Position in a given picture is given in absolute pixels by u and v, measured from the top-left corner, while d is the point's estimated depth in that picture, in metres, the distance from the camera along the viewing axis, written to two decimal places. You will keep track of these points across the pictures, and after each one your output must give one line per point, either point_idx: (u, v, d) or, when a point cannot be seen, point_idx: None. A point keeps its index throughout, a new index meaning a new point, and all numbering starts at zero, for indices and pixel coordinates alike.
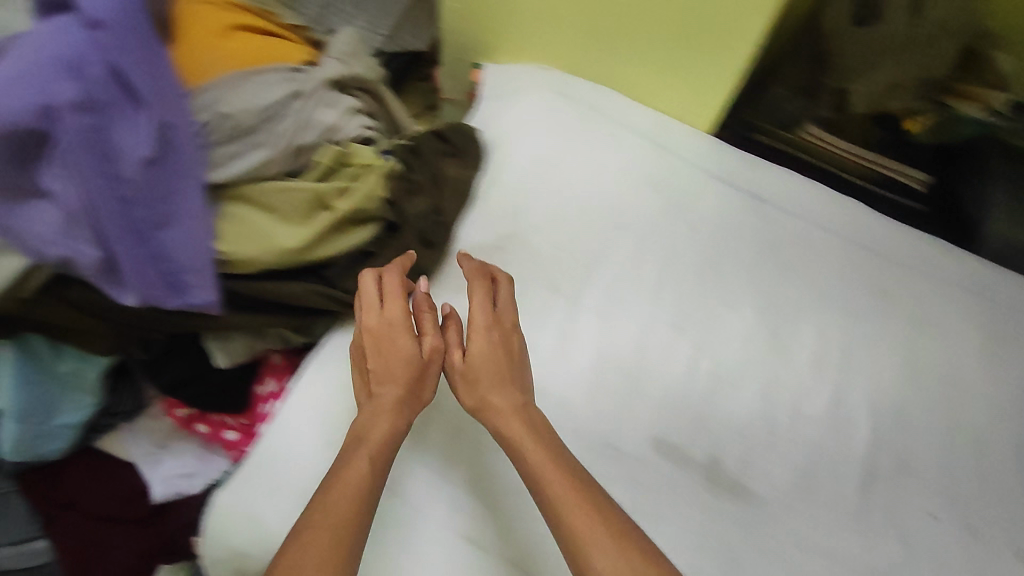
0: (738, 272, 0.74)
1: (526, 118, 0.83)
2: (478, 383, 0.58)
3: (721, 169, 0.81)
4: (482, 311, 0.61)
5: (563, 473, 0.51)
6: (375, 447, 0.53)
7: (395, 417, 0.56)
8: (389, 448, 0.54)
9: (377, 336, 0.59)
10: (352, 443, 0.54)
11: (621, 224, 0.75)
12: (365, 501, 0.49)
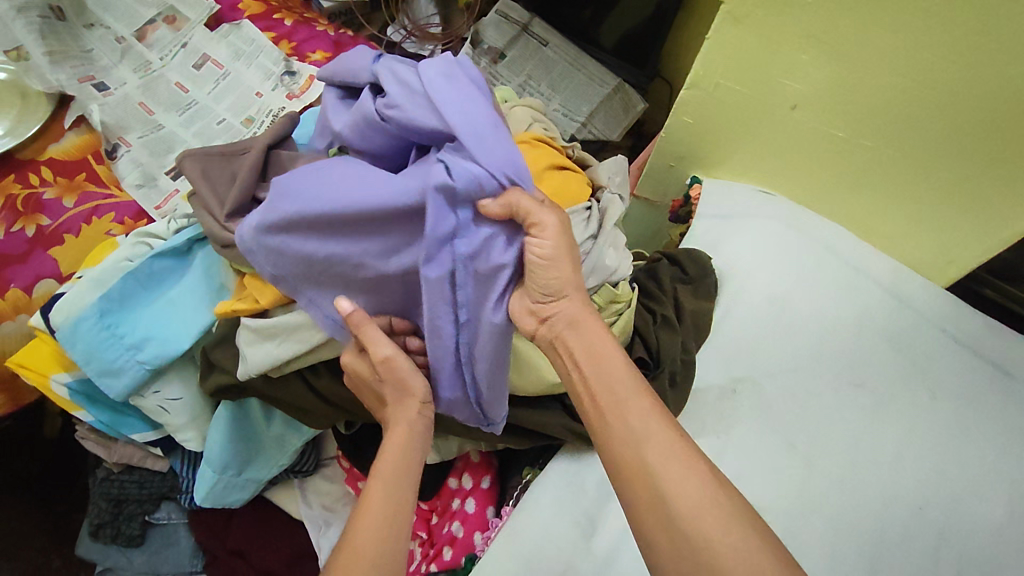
0: (988, 455, 0.69)
1: (754, 250, 0.82)
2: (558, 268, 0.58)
3: (963, 334, 0.77)
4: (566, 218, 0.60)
5: (677, 450, 0.51)
6: (390, 474, 0.58)
7: (408, 439, 0.61)
8: (408, 465, 0.59)
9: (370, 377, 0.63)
10: (395, 474, 0.58)
11: (859, 380, 0.73)
12: (400, 524, 0.55)
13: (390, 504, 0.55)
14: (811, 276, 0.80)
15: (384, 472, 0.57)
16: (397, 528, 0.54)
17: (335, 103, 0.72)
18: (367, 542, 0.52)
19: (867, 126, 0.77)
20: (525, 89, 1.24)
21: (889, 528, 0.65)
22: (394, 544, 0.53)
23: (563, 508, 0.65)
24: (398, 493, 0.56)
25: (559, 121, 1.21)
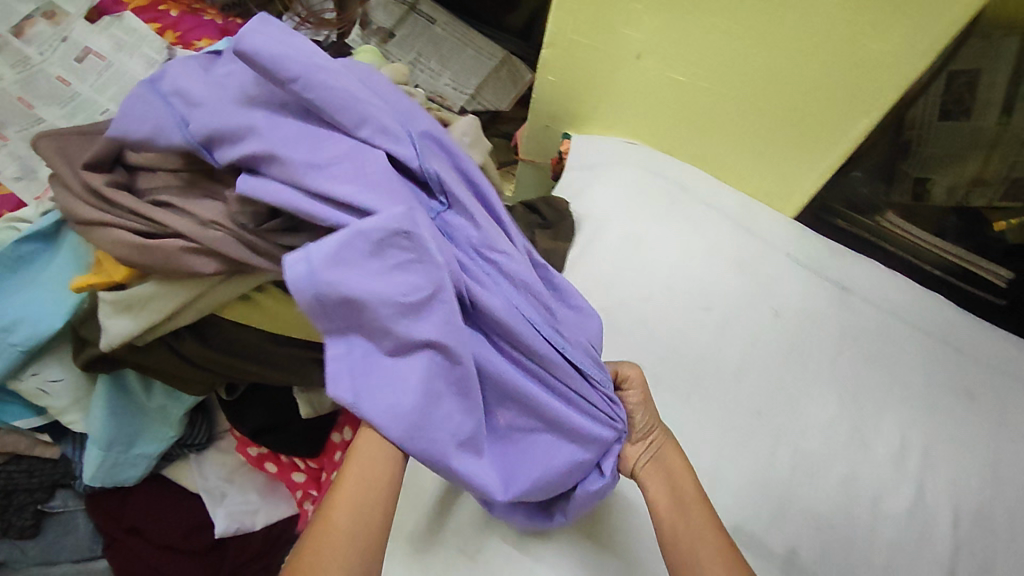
0: (823, 360, 0.75)
1: (615, 195, 0.86)
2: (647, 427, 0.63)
3: (805, 257, 0.83)
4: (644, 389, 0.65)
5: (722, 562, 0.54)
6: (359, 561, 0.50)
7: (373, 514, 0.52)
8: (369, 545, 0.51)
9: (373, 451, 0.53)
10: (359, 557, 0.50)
11: (706, 304, 0.78)
12: (378, 503, 0.52)
13: (369, 480, 0.52)
14: (665, 214, 0.84)
15: (364, 449, 0.53)
16: (376, 505, 0.52)
17: (292, 144, 0.54)
18: (341, 519, 0.50)
19: (704, 70, 0.81)
20: (417, 65, 1.28)
21: (725, 431, 0.70)
22: (370, 523, 0.51)
23: None
24: (381, 472, 0.53)
25: (449, 95, 1.25)
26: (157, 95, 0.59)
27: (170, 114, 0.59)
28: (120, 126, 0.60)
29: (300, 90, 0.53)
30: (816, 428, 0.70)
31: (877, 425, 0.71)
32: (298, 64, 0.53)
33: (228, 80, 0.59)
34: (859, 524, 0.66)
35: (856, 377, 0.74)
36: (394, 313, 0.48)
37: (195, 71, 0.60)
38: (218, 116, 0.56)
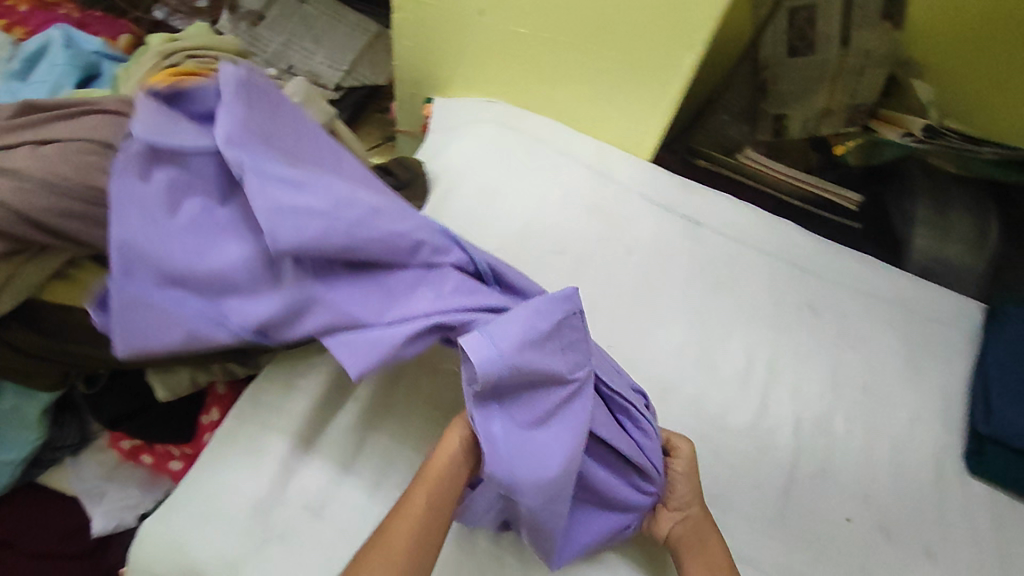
0: (672, 293, 0.78)
1: (472, 152, 0.87)
2: (683, 499, 0.61)
3: (658, 195, 0.85)
4: (691, 465, 0.62)
5: None
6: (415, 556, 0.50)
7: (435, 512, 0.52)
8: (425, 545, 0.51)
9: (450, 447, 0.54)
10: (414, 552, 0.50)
11: (560, 249, 0.79)
12: (438, 526, 0.51)
13: (434, 500, 0.52)
14: (520, 165, 0.86)
15: (432, 473, 0.53)
16: (436, 526, 0.51)
17: (347, 300, 0.50)
18: (403, 540, 0.50)
19: (541, 20, 0.82)
20: (291, 47, 1.24)
21: None
22: (432, 547, 0.51)
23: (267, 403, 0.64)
24: (445, 494, 0.53)
25: (323, 73, 1.22)
26: (140, 280, 0.48)
27: (171, 296, 0.49)
28: (128, 336, 0.49)
29: (347, 237, 0.49)
30: (665, 356, 0.73)
31: (723, 348, 0.74)
32: (326, 220, 0.48)
33: (229, 229, 0.51)
34: (708, 442, 0.68)
35: (701, 304, 0.77)
36: (540, 387, 0.53)
37: (159, 223, 0.49)
38: (243, 294, 0.50)
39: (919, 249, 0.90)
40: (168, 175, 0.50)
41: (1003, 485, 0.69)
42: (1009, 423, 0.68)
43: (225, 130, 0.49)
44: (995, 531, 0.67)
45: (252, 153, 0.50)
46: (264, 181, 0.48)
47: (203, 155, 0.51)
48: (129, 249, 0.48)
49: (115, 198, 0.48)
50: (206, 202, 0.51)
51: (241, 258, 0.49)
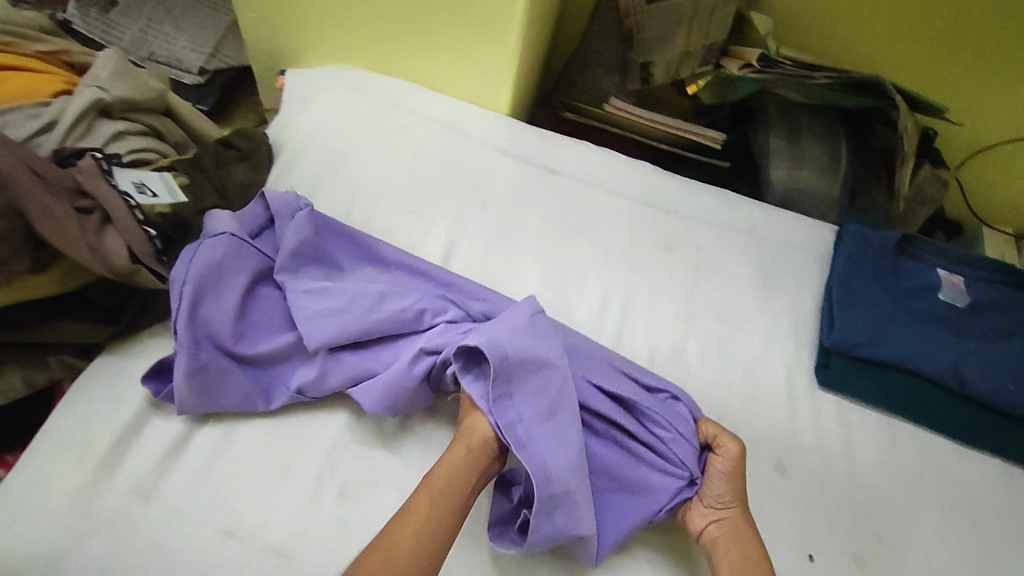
0: (528, 242, 0.77)
1: (321, 119, 0.84)
2: (717, 497, 0.59)
3: (514, 147, 0.85)
4: (734, 463, 0.59)
5: None
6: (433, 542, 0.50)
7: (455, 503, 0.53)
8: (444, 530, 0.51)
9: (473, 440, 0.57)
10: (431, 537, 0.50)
11: (413, 208, 0.78)
12: (445, 527, 0.51)
13: (438, 505, 0.52)
14: (370, 129, 0.84)
15: (436, 480, 0.54)
16: (443, 528, 0.51)
17: (360, 362, 0.63)
18: (407, 542, 0.49)
19: None
20: (150, 33, 1.14)
21: None
22: (438, 548, 0.50)
23: (97, 393, 0.61)
24: (449, 498, 0.53)
25: (186, 58, 1.12)
26: (205, 354, 0.60)
27: (229, 362, 0.61)
28: (187, 401, 0.59)
29: (361, 320, 0.63)
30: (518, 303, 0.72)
31: (579, 290, 0.74)
32: (344, 309, 0.63)
33: (279, 322, 0.65)
34: None
35: (556, 250, 0.77)
36: (542, 378, 0.58)
37: (208, 314, 0.62)
38: (289, 368, 0.64)
39: (779, 180, 0.92)
40: (208, 271, 0.62)
41: (850, 394, 0.71)
42: (846, 334, 0.71)
43: (281, 257, 0.66)
44: (846, 438, 0.69)
45: (309, 273, 0.67)
46: (299, 293, 0.65)
47: (247, 255, 0.65)
48: (198, 333, 0.61)
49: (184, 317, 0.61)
50: (245, 291, 0.64)
51: (287, 346, 0.64)
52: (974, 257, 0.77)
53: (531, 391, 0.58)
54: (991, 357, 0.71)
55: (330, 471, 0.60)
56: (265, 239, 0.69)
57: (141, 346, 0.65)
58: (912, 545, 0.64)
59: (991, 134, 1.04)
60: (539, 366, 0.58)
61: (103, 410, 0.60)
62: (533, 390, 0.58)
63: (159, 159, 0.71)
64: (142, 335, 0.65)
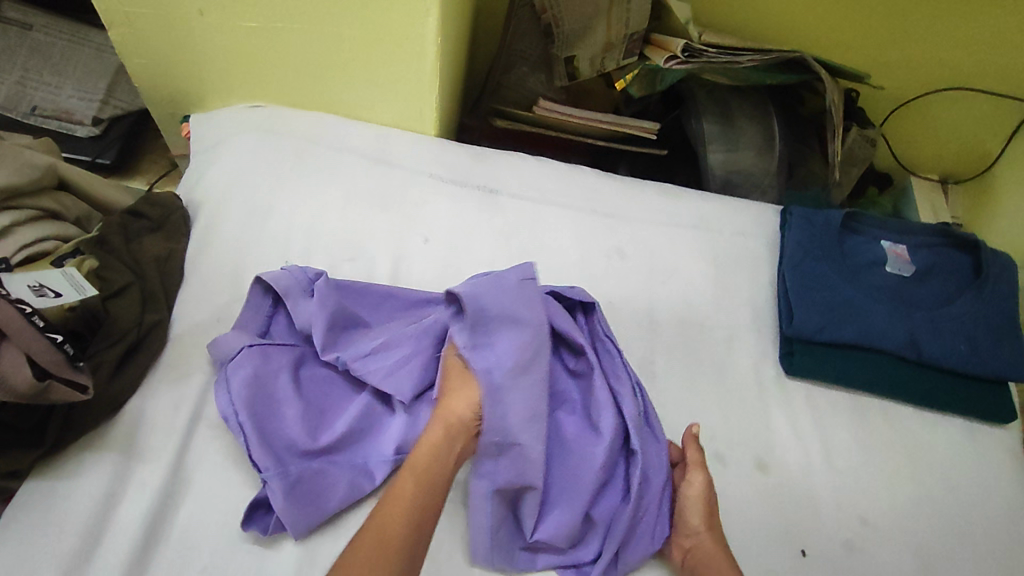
0: (478, 272, 0.74)
1: (235, 167, 0.77)
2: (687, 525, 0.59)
3: (448, 171, 0.81)
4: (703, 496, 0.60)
5: None
6: (418, 507, 0.51)
7: (438, 474, 0.54)
8: (427, 499, 0.52)
9: (451, 412, 0.57)
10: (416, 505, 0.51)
11: (351, 253, 0.73)
12: (429, 504, 0.52)
13: (422, 485, 0.53)
14: (292, 172, 0.78)
15: (418, 462, 0.54)
16: (428, 505, 0.52)
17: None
18: (397, 520, 0.50)
19: (269, 9, 0.73)
20: (27, 84, 1.00)
21: None
22: (424, 524, 0.51)
23: (23, 527, 0.53)
24: (433, 476, 0.53)
25: (75, 108, 0.99)
26: (295, 466, 0.57)
27: (320, 463, 0.58)
28: (298, 519, 0.55)
29: (437, 356, 0.63)
30: None
31: None
32: (414, 350, 0.62)
33: (336, 401, 0.62)
34: None
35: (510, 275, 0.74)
36: (521, 331, 0.60)
37: (278, 429, 0.58)
38: (375, 434, 0.61)
39: (718, 165, 0.92)
40: (256, 391, 0.58)
41: (817, 378, 0.72)
42: (808, 320, 0.71)
43: (316, 337, 0.62)
44: (819, 424, 0.70)
45: (347, 338, 0.64)
46: (359, 358, 0.62)
47: (277, 355, 0.61)
48: (277, 450, 0.57)
49: (258, 432, 0.57)
50: (296, 386, 0.61)
51: (366, 413, 0.61)
52: (913, 225, 0.78)
53: (507, 342, 0.59)
54: (943, 322, 0.72)
55: (311, 561, 0.55)
56: (278, 328, 0.65)
57: (68, 459, 0.56)
58: (894, 519, 0.66)
59: (911, 85, 1.07)
60: (512, 318, 0.60)
61: (34, 550, 0.52)
62: (506, 341, 0.60)
63: (60, 246, 0.63)
64: (68, 449, 0.57)
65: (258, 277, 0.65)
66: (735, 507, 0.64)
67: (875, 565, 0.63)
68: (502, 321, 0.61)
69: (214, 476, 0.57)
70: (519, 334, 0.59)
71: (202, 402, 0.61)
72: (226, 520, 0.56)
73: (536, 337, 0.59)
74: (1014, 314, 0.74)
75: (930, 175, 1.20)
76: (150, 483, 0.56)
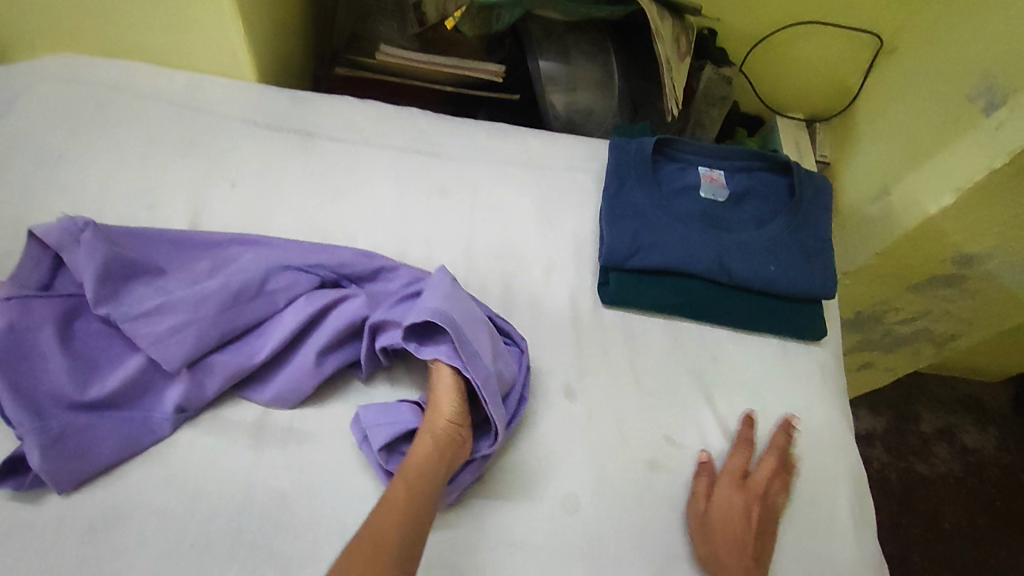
0: (288, 216, 0.72)
1: (28, 119, 0.73)
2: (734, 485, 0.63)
3: (263, 116, 0.78)
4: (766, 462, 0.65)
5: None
6: (409, 511, 0.52)
7: (432, 480, 0.55)
8: (422, 507, 0.53)
9: (438, 419, 0.58)
10: (409, 511, 0.52)
11: (151, 203, 0.70)
12: (424, 508, 0.53)
13: (413, 491, 0.53)
14: (92, 123, 0.74)
15: (409, 473, 0.54)
16: (424, 509, 0.52)
17: (231, 360, 0.60)
18: (390, 526, 0.50)
19: None
20: None
21: None
22: (417, 530, 0.51)
23: None
24: (424, 482, 0.54)
25: None
26: (56, 420, 0.54)
27: (88, 418, 0.55)
28: (62, 473, 0.53)
29: (216, 323, 0.60)
30: None
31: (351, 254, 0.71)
32: (189, 318, 0.59)
33: (115, 353, 0.59)
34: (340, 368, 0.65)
35: (322, 217, 0.72)
36: (482, 327, 0.62)
37: (39, 382, 0.55)
38: (156, 390, 0.59)
39: (558, 105, 0.91)
40: (12, 343, 0.55)
41: (630, 305, 0.72)
42: (619, 247, 0.71)
43: (87, 288, 0.58)
44: (632, 351, 0.70)
45: (129, 290, 0.60)
46: (131, 318, 0.58)
47: (41, 307, 0.58)
48: (40, 404, 0.54)
49: (18, 388, 0.54)
50: (65, 339, 0.58)
51: (140, 371, 0.58)
52: (730, 150, 0.78)
53: (474, 336, 0.61)
54: (753, 244, 0.74)
55: (73, 508, 0.53)
56: (62, 282, 0.62)
57: None
58: (701, 438, 0.67)
59: (759, 23, 1.08)
60: (470, 315, 0.62)
61: None
62: (473, 334, 0.61)
63: None
64: None
65: (31, 232, 0.61)
66: (538, 433, 0.64)
67: (678, 482, 0.64)
68: (466, 314, 0.62)
69: None
70: (479, 328, 0.62)
71: None
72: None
73: (482, 323, 0.63)
74: (823, 234, 0.76)
75: (796, 114, 1.22)
76: None
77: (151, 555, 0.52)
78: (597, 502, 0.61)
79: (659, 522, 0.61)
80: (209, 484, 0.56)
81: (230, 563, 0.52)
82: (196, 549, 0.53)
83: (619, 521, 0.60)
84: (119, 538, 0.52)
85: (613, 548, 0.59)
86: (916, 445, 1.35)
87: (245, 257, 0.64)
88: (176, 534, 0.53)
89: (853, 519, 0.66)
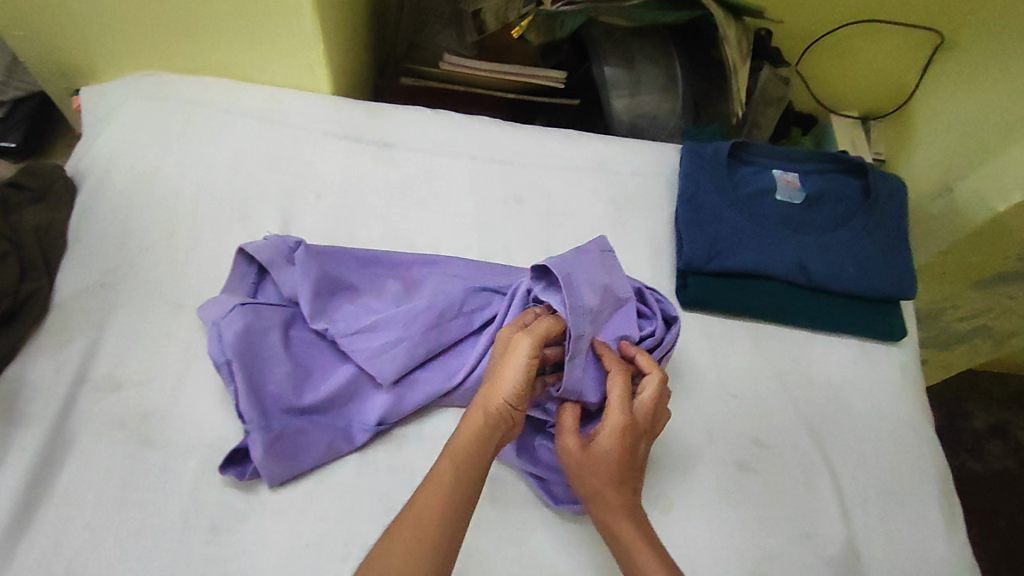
0: (372, 224, 0.74)
1: (123, 136, 0.76)
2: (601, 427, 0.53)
3: (341, 127, 0.80)
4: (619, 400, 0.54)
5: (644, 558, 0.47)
6: (460, 497, 0.45)
7: (482, 460, 0.48)
8: (472, 490, 0.46)
9: (496, 390, 0.51)
10: (458, 496, 0.45)
11: (242, 214, 0.72)
12: (474, 488, 0.46)
13: (466, 472, 0.47)
14: (183, 139, 0.77)
15: (460, 448, 0.47)
16: (475, 492, 0.46)
17: (434, 378, 0.62)
18: (439, 512, 0.44)
19: None
20: None
21: None
22: (465, 515, 0.45)
23: None
24: (474, 463, 0.47)
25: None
26: (277, 422, 0.57)
27: (307, 424, 0.58)
28: (275, 470, 0.56)
29: (424, 340, 0.61)
30: None
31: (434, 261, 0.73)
32: (403, 336, 0.60)
33: (327, 364, 0.62)
34: None
35: (404, 225, 0.74)
36: (609, 296, 0.59)
37: (265, 384, 0.58)
38: (360, 400, 0.61)
39: (622, 109, 0.92)
40: (244, 344, 0.58)
41: (710, 308, 0.73)
42: (698, 250, 0.72)
43: (305, 302, 0.61)
44: (714, 353, 0.71)
45: (336, 305, 0.63)
46: (348, 333, 0.61)
47: (268, 312, 0.61)
48: (265, 405, 0.57)
49: (247, 389, 0.57)
50: (287, 344, 0.61)
51: (351, 382, 0.60)
52: (803, 153, 0.79)
53: (593, 301, 0.57)
54: (833, 245, 0.74)
55: (195, 509, 0.55)
56: (267, 292, 0.64)
57: None
58: (787, 439, 0.67)
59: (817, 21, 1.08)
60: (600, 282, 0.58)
61: None
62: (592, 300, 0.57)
63: None
64: None
65: (241, 247, 0.64)
66: None
67: (767, 484, 0.64)
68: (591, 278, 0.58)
69: (97, 433, 0.58)
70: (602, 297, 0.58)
71: (86, 365, 0.61)
72: (110, 475, 0.56)
73: (610, 296, 0.59)
74: (901, 233, 0.76)
75: (851, 112, 1.21)
76: (26, 445, 0.56)
77: (271, 554, 0.54)
78: (689, 504, 0.62)
79: (751, 521, 0.62)
80: (319, 486, 0.58)
81: (345, 562, 0.54)
82: (312, 548, 0.55)
83: (713, 522, 0.61)
84: (240, 538, 0.55)
85: (709, 548, 0.60)
86: (972, 443, 1.34)
87: (433, 279, 0.67)
88: (293, 534, 0.55)
89: (942, 520, 0.65)
